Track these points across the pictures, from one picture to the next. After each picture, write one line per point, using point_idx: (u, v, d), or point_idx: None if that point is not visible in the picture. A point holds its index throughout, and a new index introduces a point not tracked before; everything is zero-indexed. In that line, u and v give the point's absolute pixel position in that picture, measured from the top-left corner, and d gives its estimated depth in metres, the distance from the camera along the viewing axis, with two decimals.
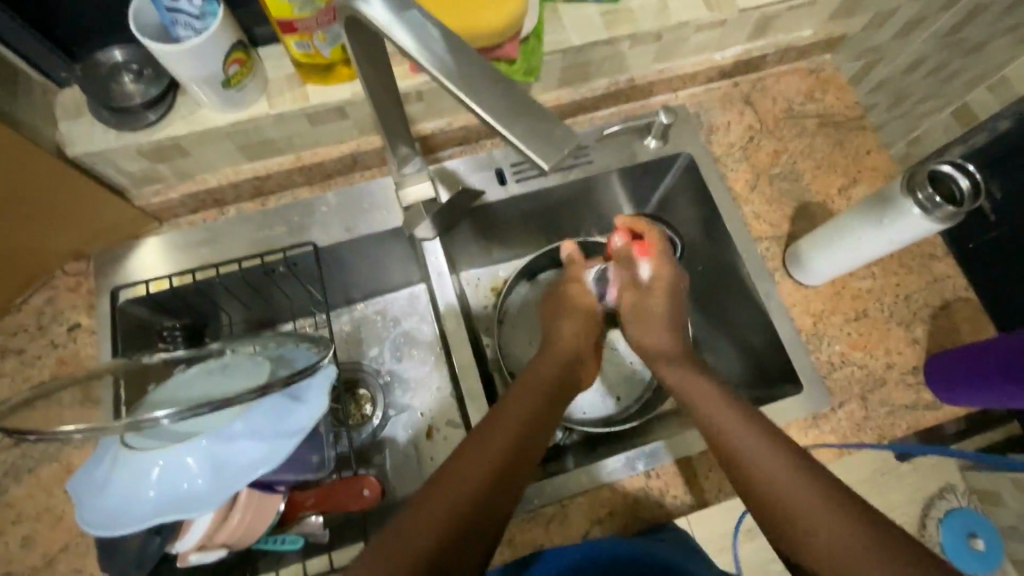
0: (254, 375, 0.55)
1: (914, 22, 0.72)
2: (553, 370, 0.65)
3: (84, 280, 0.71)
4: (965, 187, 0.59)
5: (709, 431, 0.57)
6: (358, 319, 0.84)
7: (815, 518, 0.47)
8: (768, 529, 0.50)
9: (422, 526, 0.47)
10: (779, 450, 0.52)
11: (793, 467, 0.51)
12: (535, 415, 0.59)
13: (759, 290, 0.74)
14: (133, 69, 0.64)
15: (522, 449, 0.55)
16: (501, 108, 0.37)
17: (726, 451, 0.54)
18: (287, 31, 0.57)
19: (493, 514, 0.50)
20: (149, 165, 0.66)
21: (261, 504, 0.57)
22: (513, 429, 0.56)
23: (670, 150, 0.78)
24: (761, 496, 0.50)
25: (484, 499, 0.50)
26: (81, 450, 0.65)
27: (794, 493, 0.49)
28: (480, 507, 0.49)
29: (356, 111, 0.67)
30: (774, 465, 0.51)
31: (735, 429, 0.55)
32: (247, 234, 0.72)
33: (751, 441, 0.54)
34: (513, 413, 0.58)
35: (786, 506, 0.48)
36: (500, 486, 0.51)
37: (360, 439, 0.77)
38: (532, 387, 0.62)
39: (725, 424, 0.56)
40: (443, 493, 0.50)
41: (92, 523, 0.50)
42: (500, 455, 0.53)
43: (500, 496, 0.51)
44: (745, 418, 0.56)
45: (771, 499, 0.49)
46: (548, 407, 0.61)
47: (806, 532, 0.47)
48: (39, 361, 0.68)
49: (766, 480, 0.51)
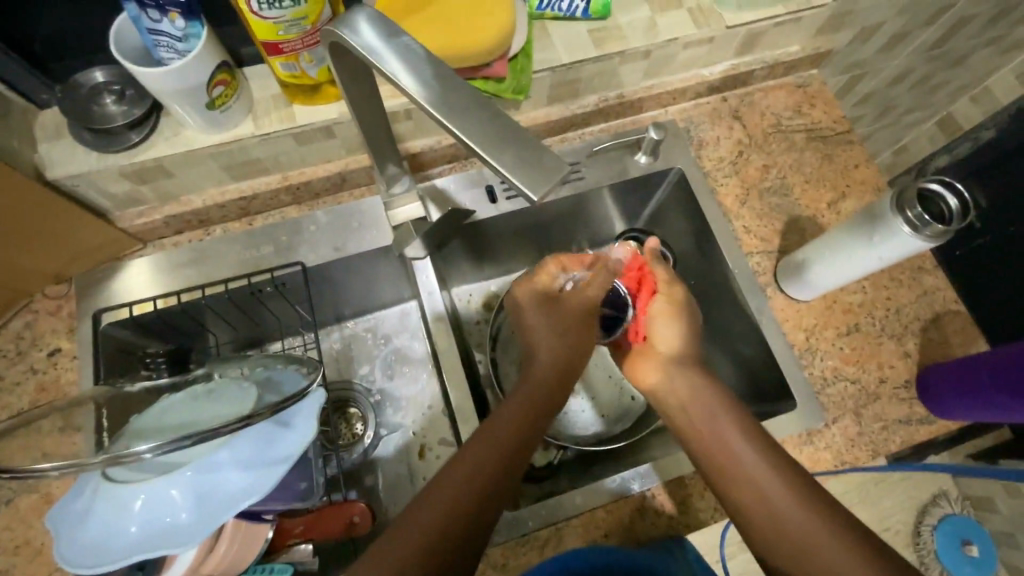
0: (241, 401, 0.54)
1: (898, 37, 0.79)
2: (544, 384, 0.62)
3: (65, 304, 0.69)
4: (953, 206, 0.59)
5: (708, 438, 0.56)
6: (348, 337, 0.83)
7: (805, 522, 0.48)
8: (753, 538, 0.51)
9: (413, 532, 0.47)
10: (771, 452, 0.53)
11: (786, 472, 0.51)
12: (525, 429, 0.57)
13: (751, 306, 0.74)
14: (114, 89, 0.62)
15: (511, 464, 0.54)
16: (488, 136, 0.36)
17: (718, 452, 0.54)
18: (273, 53, 0.56)
19: (484, 519, 0.50)
20: (131, 186, 0.65)
21: (247, 535, 0.56)
22: (503, 439, 0.55)
23: (660, 166, 0.78)
24: (750, 499, 0.51)
25: (478, 509, 0.50)
26: (61, 481, 0.63)
27: (784, 496, 0.50)
28: (474, 516, 0.50)
29: (344, 130, 0.67)
30: (767, 469, 0.52)
31: (728, 430, 0.55)
32: (234, 254, 0.71)
33: (746, 442, 0.54)
34: (504, 424, 0.57)
35: (777, 509, 0.50)
36: (487, 500, 0.51)
37: (350, 461, 0.75)
38: (523, 397, 0.60)
39: (724, 425, 0.55)
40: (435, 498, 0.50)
41: (72, 560, 0.48)
42: (493, 463, 0.53)
43: (490, 505, 0.51)
44: (748, 427, 0.55)
45: (764, 510, 0.50)
46: (538, 419, 0.59)
47: (795, 544, 0.48)
48: (17, 387, 0.66)
49: (758, 482, 0.51)
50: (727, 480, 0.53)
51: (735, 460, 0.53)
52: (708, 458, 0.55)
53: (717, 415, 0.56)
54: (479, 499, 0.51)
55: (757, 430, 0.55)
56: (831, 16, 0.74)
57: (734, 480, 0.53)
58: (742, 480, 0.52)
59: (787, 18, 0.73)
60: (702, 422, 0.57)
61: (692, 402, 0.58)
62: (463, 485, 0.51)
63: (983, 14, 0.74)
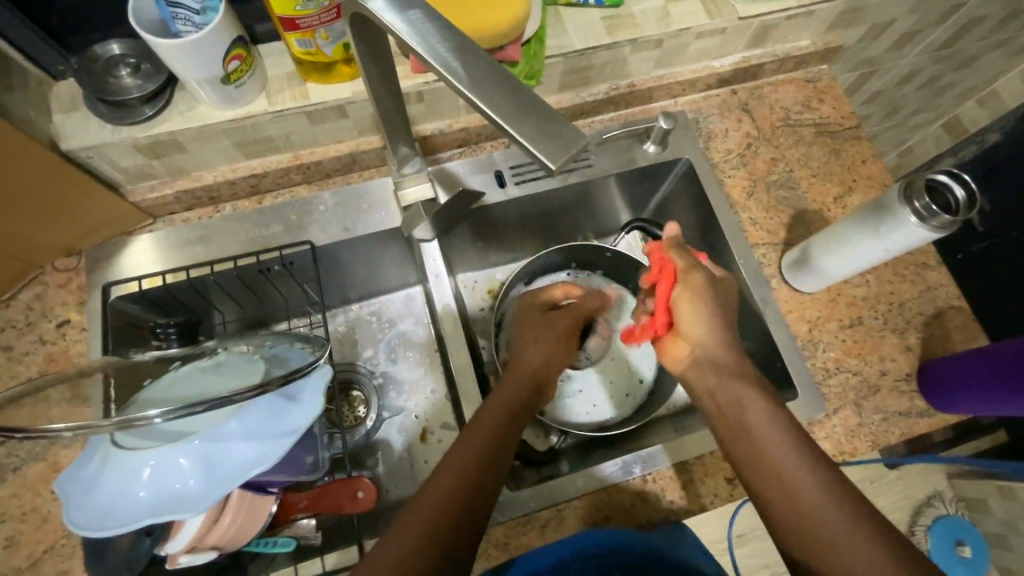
0: (249, 373, 0.55)
1: (909, 34, 0.81)
2: (526, 386, 0.63)
3: (75, 276, 0.69)
4: (960, 196, 0.59)
5: (731, 415, 0.56)
6: (353, 320, 0.84)
7: (828, 514, 0.48)
8: (767, 511, 0.51)
9: (427, 505, 0.50)
10: (798, 440, 0.53)
11: (813, 463, 0.51)
12: (504, 425, 0.58)
13: (755, 297, 0.75)
14: (130, 62, 0.63)
15: (502, 449, 0.56)
16: (508, 108, 0.37)
17: (739, 433, 0.55)
18: (289, 28, 0.57)
19: (479, 515, 0.51)
20: (144, 160, 0.66)
21: (252, 507, 0.56)
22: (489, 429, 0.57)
23: (669, 156, 0.78)
24: (770, 475, 0.52)
25: (477, 506, 0.51)
26: (69, 449, 0.64)
27: (812, 485, 0.50)
28: (470, 507, 0.51)
29: (356, 110, 0.67)
30: (795, 456, 0.52)
31: (755, 411, 0.55)
32: (243, 232, 0.71)
33: (775, 431, 0.53)
34: (490, 419, 0.58)
35: (799, 499, 0.49)
36: (479, 484, 0.52)
37: (353, 442, 0.76)
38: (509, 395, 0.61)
39: (754, 405, 0.56)
40: (430, 498, 0.51)
41: (80, 523, 0.48)
42: (478, 454, 0.54)
43: (482, 497, 0.52)
44: (777, 409, 0.55)
45: (783, 489, 0.50)
46: (520, 412, 0.60)
47: (808, 525, 0.48)
48: (27, 357, 0.66)
49: (783, 471, 0.51)
50: (751, 468, 0.53)
51: (760, 448, 0.53)
52: (731, 433, 0.56)
53: (745, 401, 0.56)
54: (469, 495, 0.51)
55: (786, 418, 0.54)
56: (844, 11, 0.75)
57: (758, 470, 0.53)
58: (762, 458, 0.53)
59: (799, 11, 0.73)
60: (730, 409, 0.56)
61: (716, 387, 0.58)
62: (457, 470, 0.53)
63: (991, 16, 0.81)
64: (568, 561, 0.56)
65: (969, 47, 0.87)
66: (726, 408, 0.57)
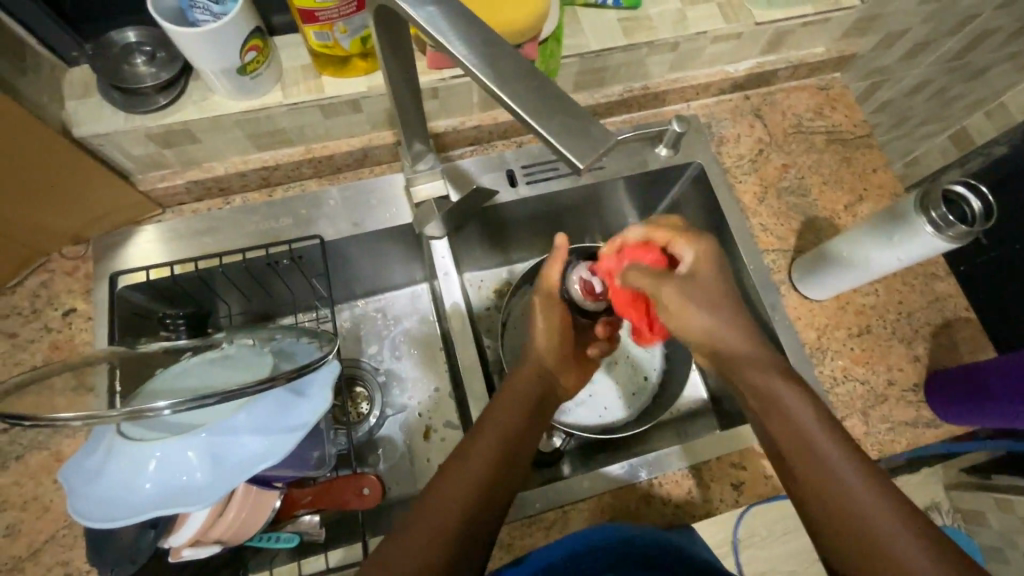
0: (257, 367, 0.54)
1: (922, 45, 0.81)
2: (537, 382, 0.62)
3: (82, 265, 0.69)
4: (977, 208, 0.59)
5: (779, 420, 0.53)
6: (358, 316, 0.83)
7: (883, 524, 0.45)
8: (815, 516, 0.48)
9: (440, 510, 0.48)
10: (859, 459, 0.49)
11: (867, 471, 0.48)
12: (520, 421, 0.57)
13: (765, 302, 0.74)
14: (145, 50, 0.62)
15: (520, 445, 0.55)
16: (534, 104, 0.36)
17: (792, 439, 0.51)
18: (307, 20, 0.56)
19: (494, 513, 0.50)
20: (155, 149, 0.65)
21: (257, 500, 0.56)
22: (501, 426, 0.56)
23: (681, 159, 0.78)
24: (822, 482, 0.48)
25: (494, 505, 0.50)
26: (71, 439, 0.64)
27: (880, 509, 0.46)
28: (483, 502, 0.50)
29: (370, 104, 0.67)
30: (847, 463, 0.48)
31: (809, 419, 0.52)
32: (253, 224, 0.71)
33: (826, 438, 0.50)
34: (507, 416, 0.57)
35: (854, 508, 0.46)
36: (493, 481, 0.51)
37: (356, 438, 0.75)
38: (525, 388, 0.61)
39: (804, 411, 0.52)
40: (447, 491, 0.50)
41: (84, 513, 0.48)
42: (491, 454, 0.53)
43: (497, 496, 0.51)
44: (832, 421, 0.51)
45: (837, 495, 0.47)
46: (535, 411, 0.60)
47: (861, 530, 0.45)
48: (31, 345, 0.66)
49: (844, 490, 0.47)
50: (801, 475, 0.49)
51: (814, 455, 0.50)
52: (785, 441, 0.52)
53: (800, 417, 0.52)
54: (486, 494, 0.50)
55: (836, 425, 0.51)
56: (859, 19, 0.75)
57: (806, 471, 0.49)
58: (817, 464, 0.49)
59: (814, 19, 0.73)
60: (780, 415, 0.53)
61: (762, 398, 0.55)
62: (468, 469, 0.51)
63: (1005, 30, 0.81)
64: (580, 552, 0.55)
65: (982, 59, 0.87)
66: (774, 418, 0.54)
